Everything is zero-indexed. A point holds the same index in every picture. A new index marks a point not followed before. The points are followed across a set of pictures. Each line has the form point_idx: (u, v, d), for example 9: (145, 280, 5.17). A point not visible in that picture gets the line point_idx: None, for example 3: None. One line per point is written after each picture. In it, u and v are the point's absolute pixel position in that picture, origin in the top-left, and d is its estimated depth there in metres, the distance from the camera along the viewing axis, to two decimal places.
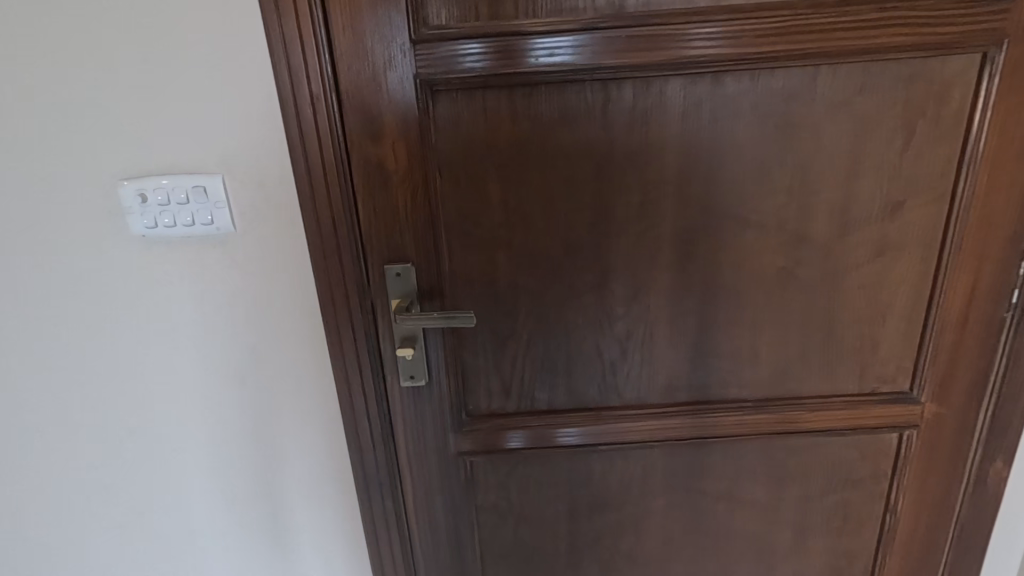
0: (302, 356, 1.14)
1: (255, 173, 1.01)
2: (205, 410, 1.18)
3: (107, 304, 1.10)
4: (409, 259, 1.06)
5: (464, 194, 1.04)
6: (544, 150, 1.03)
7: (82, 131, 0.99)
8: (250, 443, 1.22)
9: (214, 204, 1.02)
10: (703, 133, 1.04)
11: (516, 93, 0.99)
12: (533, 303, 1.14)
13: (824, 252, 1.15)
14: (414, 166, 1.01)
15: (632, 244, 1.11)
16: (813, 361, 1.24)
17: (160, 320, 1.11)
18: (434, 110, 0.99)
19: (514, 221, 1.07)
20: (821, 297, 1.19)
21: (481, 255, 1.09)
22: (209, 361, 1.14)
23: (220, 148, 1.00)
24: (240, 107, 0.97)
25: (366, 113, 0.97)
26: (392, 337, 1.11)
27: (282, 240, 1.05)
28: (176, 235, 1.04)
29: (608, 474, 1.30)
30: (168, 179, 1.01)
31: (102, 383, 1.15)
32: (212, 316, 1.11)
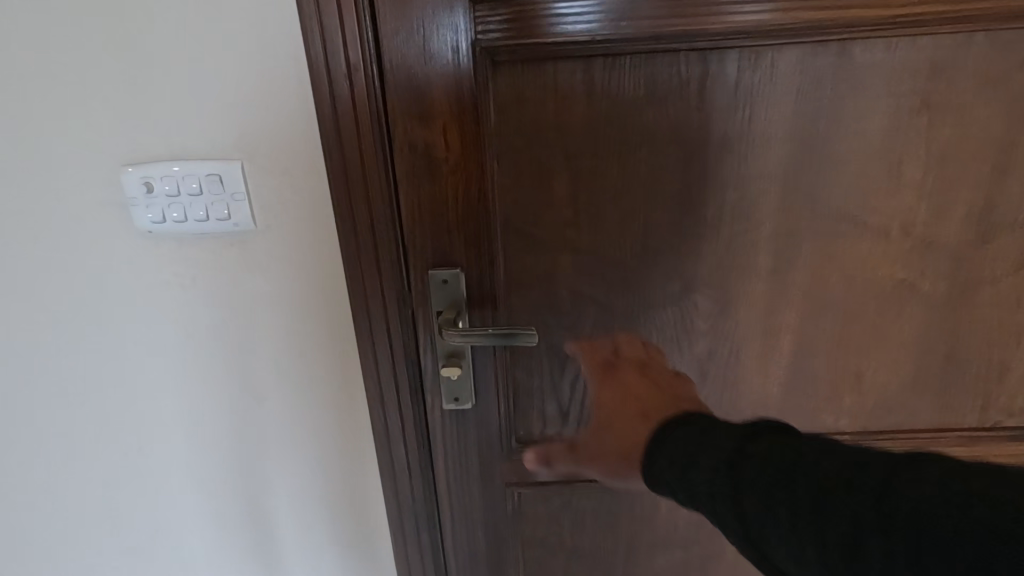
0: (331, 371, 0.99)
1: (280, 160, 0.84)
2: (223, 427, 1.05)
3: (110, 307, 0.95)
4: (458, 263, 0.90)
5: (526, 187, 0.87)
6: (625, 135, 0.85)
7: (77, 108, 0.83)
8: (272, 464, 1.08)
9: (231, 196, 0.86)
10: (820, 116, 0.85)
11: (594, 64, 0.81)
12: (600, 316, 0.96)
13: (954, 262, 0.95)
14: (468, 154, 0.84)
15: (721, 249, 0.93)
16: (925, 388, 1.05)
17: (170, 328, 0.97)
18: (495, 86, 0.81)
19: (583, 220, 0.90)
20: (943, 315, 0.99)
21: (542, 260, 0.92)
22: (227, 374, 1.00)
23: (239, 129, 0.83)
24: (261, 79, 0.80)
25: (414, 88, 0.80)
26: (436, 353, 0.95)
27: (311, 240, 0.89)
28: (187, 232, 0.88)
29: (674, 511, 1.13)
30: (179, 166, 0.84)
31: (107, 395, 1.02)
32: (230, 325, 0.96)
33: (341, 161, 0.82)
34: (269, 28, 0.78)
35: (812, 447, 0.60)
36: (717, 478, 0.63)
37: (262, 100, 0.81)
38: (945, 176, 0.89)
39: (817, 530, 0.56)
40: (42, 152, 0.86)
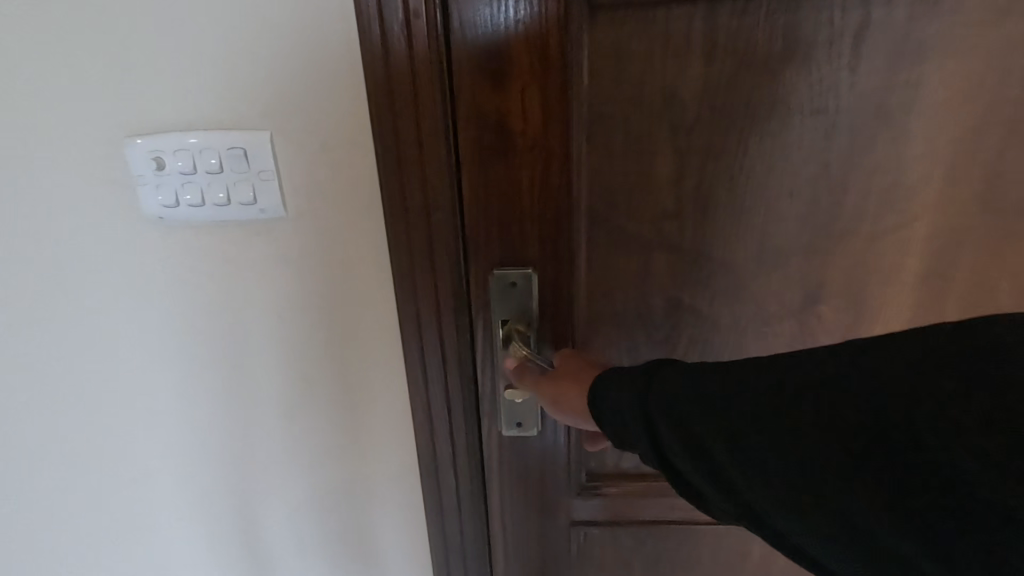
0: (371, 394, 0.82)
1: (319, 133, 0.68)
2: (240, 453, 0.87)
3: (106, 311, 0.78)
4: (529, 263, 0.73)
5: (617, 170, 0.70)
6: (751, 103, 0.66)
7: (70, 65, 0.67)
8: (297, 499, 0.90)
9: (257, 175, 0.69)
10: (1014, 76, 0.65)
11: (718, 9, 0.63)
12: (699, 329, 0.79)
13: None
14: (551, 126, 0.66)
15: (860, 250, 0.74)
16: None
17: (179, 336, 0.80)
18: (588, 38, 0.64)
19: (687, 212, 0.72)
20: None
21: (633, 259, 0.75)
22: (247, 392, 0.83)
23: (269, 92, 0.66)
24: (297, 27, 0.63)
25: (485, 40, 0.63)
26: (499, 371, 0.78)
27: (354, 232, 0.72)
28: (205, 219, 0.72)
29: (769, 561, 0.95)
30: (195, 136, 0.68)
31: (101, 415, 0.85)
32: (252, 333, 0.79)
33: (394, 134, 0.65)
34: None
35: (693, 367, 0.53)
36: (673, 398, 0.51)
37: (297, 54, 0.64)
38: None
39: (798, 444, 0.45)
40: (24, 120, 0.69)
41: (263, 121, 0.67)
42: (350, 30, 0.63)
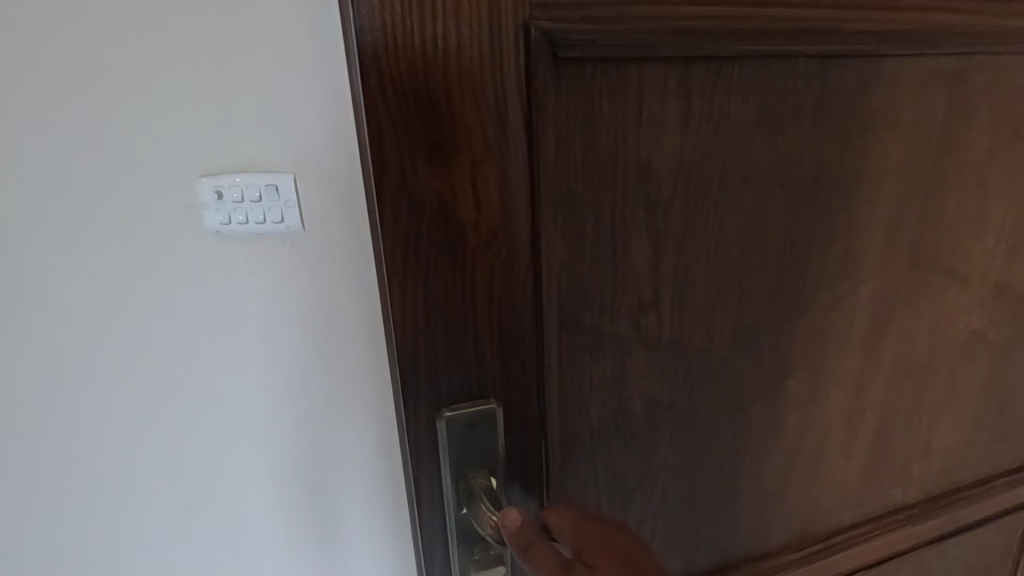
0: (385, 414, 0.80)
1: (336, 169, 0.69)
2: (312, 473, 0.82)
3: (162, 335, 0.74)
4: (491, 393, 0.53)
5: (589, 262, 0.55)
6: (727, 176, 0.58)
7: (77, 84, 0.64)
8: (375, 514, 0.85)
9: (289, 203, 0.69)
10: (930, 145, 0.68)
11: (695, 69, 0.53)
12: (681, 429, 0.68)
13: (1018, 303, 0.85)
14: (512, 210, 0.48)
15: (821, 318, 0.71)
16: (981, 442, 0.94)
17: (252, 354, 0.75)
18: (555, 100, 0.48)
19: (666, 302, 0.61)
20: (1005, 361, 0.89)
21: (606, 362, 0.60)
22: (320, 409, 0.79)
23: (289, 125, 0.67)
24: (316, 67, 0.65)
25: (422, 100, 0.43)
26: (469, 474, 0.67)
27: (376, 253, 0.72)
28: (268, 236, 0.71)
29: None
30: (242, 175, 0.67)
31: (144, 452, 0.79)
32: (329, 348, 0.76)
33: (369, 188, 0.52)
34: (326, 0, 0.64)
35: None
36: None
37: (314, 90, 0.66)
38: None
39: None
40: (24, 150, 0.66)
41: (287, 161, 0.68)
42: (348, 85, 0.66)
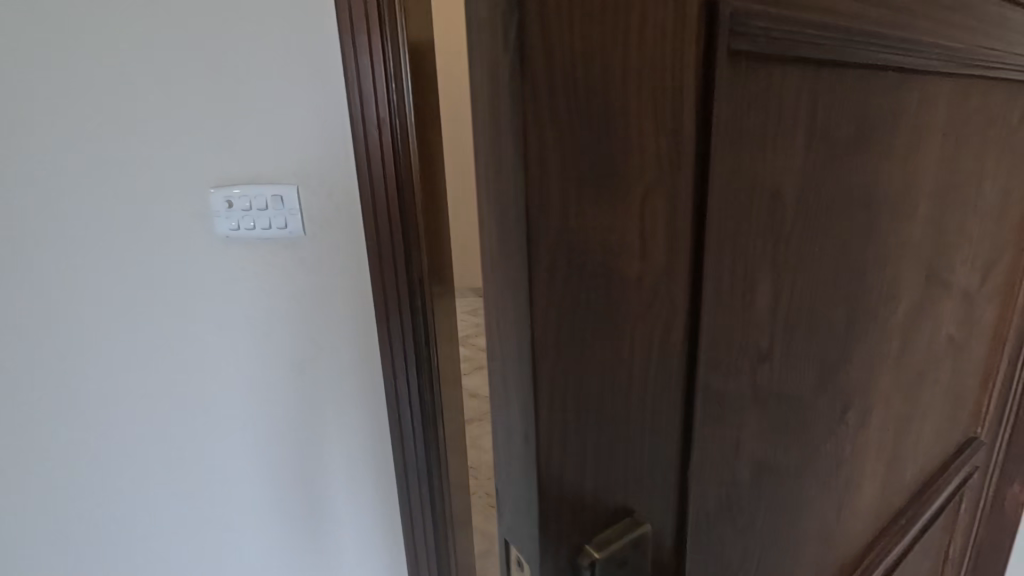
0: (352, 369, 0.99)
1: (320, 184, 0.89)
2: (297, 416, 1.02)
3: (192, 303, 0.97)
4: (639, 505, 0.39)
5: (729, 314, 0.43)
6: (831, 199, 0.51)
7: (139, 119, 0.89)
8: (349, 450, 1.04)
9: (291, 212, 0.90)
10: (947, 161, 0.69)
11: (822, 79, 0.45)
12: (777, 489, 0.59)
13: (971, 309, 0.94)
14: (677, 259, 0.35)
15: (876, 339, 0.68)
16: (940, 438, 1.02)
17: (246, 321, 0.97)
18: (728, 106, 0.36)
19: (779, 347, 0.51)
20: (958, 360, 0.98)
21: (730, 429, 0.48)
22: (310, 371, 1.00)
23: (283, 154, 0.88)
24: (302, 114, 0.86)
25: (599, 100, 0.28)
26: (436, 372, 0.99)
27: (345, 245, 0.91)
28: (270, 236, 0.92)
29: None
30: (248, 187, 0.90)
31: (169, 394, 1.03)
32: (317, 319, 0.96)
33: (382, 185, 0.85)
34: (336, 57, 0.83)
35: None
36: None
37: (304, 131, 0.86)
38: (982, 227, 0.87)
39: None
40: (103, 157, 0.92)
41: (292, 176, 0.89)
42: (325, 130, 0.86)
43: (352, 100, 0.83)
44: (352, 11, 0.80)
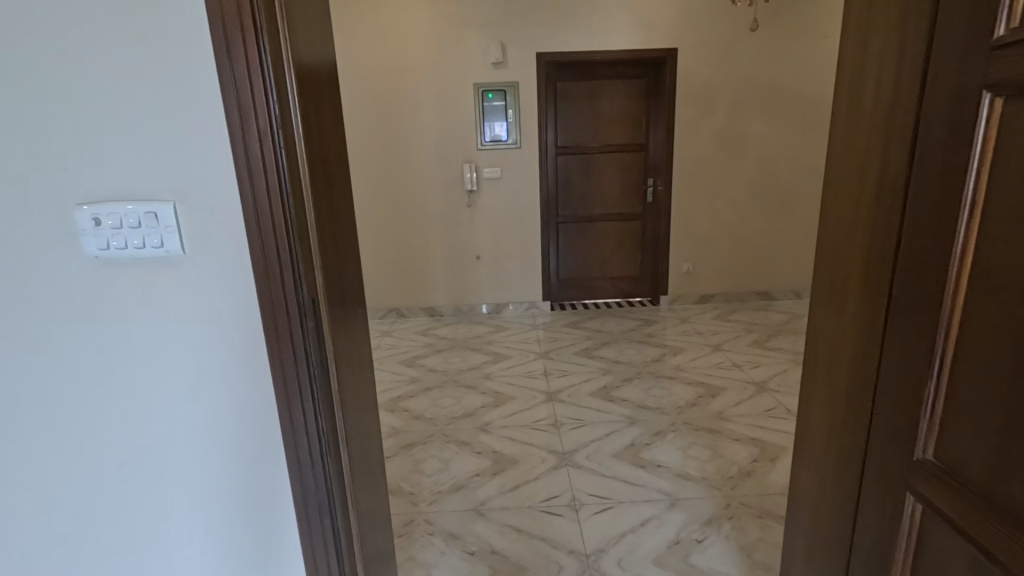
0: (252, 406, 0.82)
1: (205, 200, 0.74)
2: (188, 470, 0.84)
3: (52, 346, 0.79)
4: None
5: None
6: None
7: None
8: (257, 505, 0.87)
9: (167, 229, 0.74)
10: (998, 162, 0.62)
11: None
12: None
13: (835, 324, 0.98)
14: None
15: None
16: (821, 453, 1.04)
17: (122, 361, 0.80)
18: None
19: None
20: (829, 381, 1.00)
21: None
22: (202, 424, 0.83)
23: (161, 165, 0.73)
24: (181, 119, 0.71)
25: None
26: (340, 416, 0.88)
27: (238, 264, 0.76)
28: (147, 259, 0.76)
29: None
30: (116, 203, 0.73)
31: (30, 454, 0.83)
32: (206, 362, 0.80)
33: (268, 206, 0.73)
34: (209, 57, 0.69)
35: None
36: None
37: (185, 139, 0.72)
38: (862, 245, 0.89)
39: None
40: None
41: (170, 191, 0.73)
42: (215, 137, 0.72)
43: (226, 114, 0.70)
44: (223, 7, 0.67)
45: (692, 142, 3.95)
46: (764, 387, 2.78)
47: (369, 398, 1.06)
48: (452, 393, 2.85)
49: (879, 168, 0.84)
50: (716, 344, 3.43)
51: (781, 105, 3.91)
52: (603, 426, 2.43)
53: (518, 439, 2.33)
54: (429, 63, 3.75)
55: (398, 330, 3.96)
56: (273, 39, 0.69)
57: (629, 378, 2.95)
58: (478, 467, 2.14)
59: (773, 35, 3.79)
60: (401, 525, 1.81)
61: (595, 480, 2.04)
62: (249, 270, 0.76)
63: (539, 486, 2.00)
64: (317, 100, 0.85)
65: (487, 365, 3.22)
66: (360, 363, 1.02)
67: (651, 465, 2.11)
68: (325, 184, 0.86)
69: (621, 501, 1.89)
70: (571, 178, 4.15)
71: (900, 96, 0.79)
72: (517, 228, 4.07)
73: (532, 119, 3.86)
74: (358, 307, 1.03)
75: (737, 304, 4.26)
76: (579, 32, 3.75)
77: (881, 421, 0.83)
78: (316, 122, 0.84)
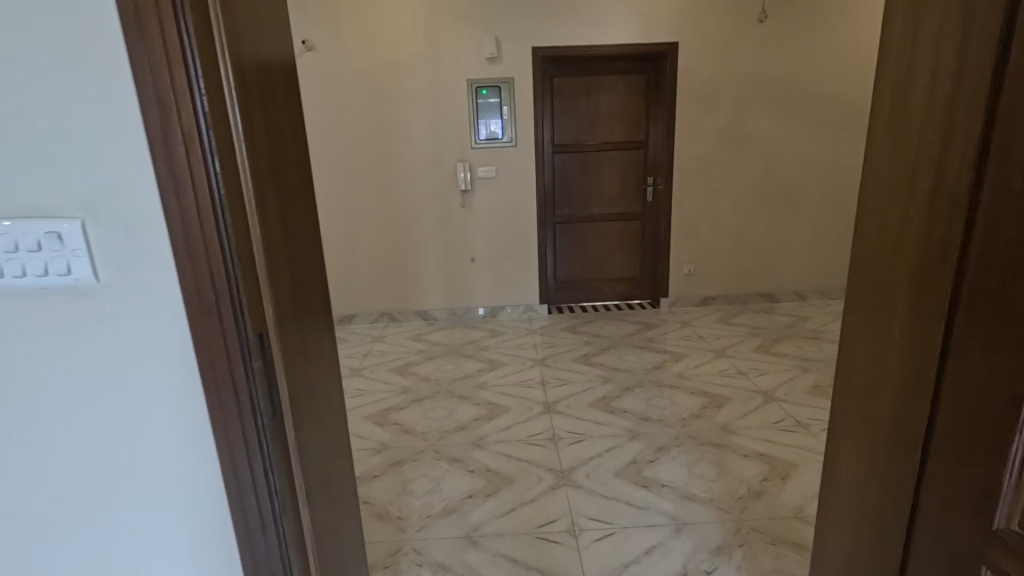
0: (189, 463, 0.68)
1: (121, 217, 0.60)
2: (114, 538, 0.70)
3: None
4: None
5: None
6: None
7: None
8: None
9: (75, 252, 0.60)
10: None
11: None
12: None
13: (874, 352, 0.85)
14: None
15: None
16: (857, 497, 0.91)
17: (25, 413, 0.65)
18: None
19: None
20: (868, 417, 0.87)
21: None
22: (127, 486, 0.68)
23: (64, 174, 0.59)
24: (86, 117, 0.57)
25: None
26: (298, 468, 0.74)
27: (164, 295, 0.62)
28: (53, 288, 0.62)
29: None
30: (10, 222, 0.60)
31: None
32: (129, 414, 0.66)
33: (200, 224, 0.59)
34: (116, 38, 0.55)
35: None
36: None
37: (93, 142, 0.58)
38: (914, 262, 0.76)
39: None
40: None
41: (77, 206, 0.59)
42: (129, 140, 0.58)
43: (144, 113, 0.56)
44: None
45: (694, 139, 3.82)
46: (771, 396, 2.66)
47: (338, 425, 0.98)
48: (445, 404, 2.72)
49: (938, 173, 0.71)
50: (720, 349, 3.31)
51: (786, 101, 3.78)
52: (604, 440, 2.30)
53: (514, 456, 2.21)
54: (421, 58, 3.61)
55: (390, 335, 3.83)
56: (200, 18, 0.55)
57: (630, 386, 2.82)
58: (471, 488, 2.01)
59: (778, 28, 3.66)
60: (388, 555, 1.69)
61: (596, 501, 1.91)
62: (179, 301, 0.62)
63: (536, 509, 1.87)
64: (268, 96, 0.71)
65: (482, 373, 3.09)
66: (325, 398, 0.89)
67: (655, 485, 1.98)
68: (278, 198, 0.72)
69: (624, 527, 1.77)
70: (568, 176, 4.02)
71: (972, 91, 0.65)
72: (513, 229, 3.93)
73: (528, 116, 3.72)
74: (322, 334, 0.90)
75: (739, 306, 4.14)
76: (577, 25, 3.60)
77: (948, 473, 0.70)
78: (265, 122, 0.70)
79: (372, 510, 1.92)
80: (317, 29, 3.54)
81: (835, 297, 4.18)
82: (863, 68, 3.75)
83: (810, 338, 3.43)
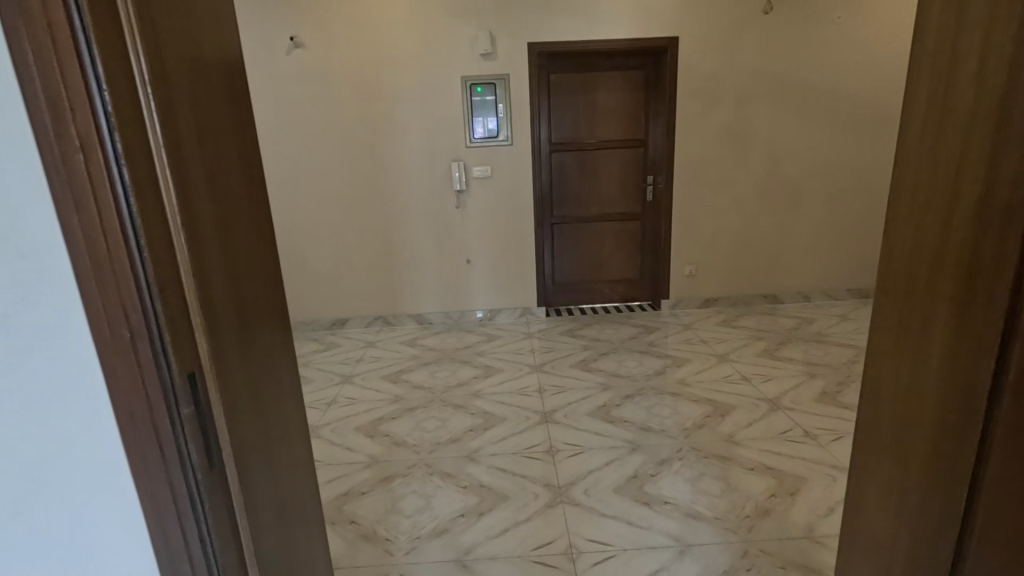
0: (108, 525, 0.57)
1: (9, 237, 0.49)
2: None
3: None
4: None
5: None
6: None
7: None
8: None
9: None
10: None
11: None
12: None
13: (912, 379, 0.75)
14: None
15: None
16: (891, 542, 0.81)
17: None
18: None
19: None
20: (904, 453, 0.77)
21: None
22: (31, 555, 0.57)
23: None
24: None
25: None
26: (242, 524, 0.64)
27: (67, 329, 0.51)
28: None
29: None
30: None
31: None
32: (30, 470, 0.55)
33: (105, 244, 0.48)
34: None
35: None
36: None
37: None
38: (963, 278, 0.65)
39: None
40: None
41: None
42: (14, 142, 0.47)
43: (30, 110, 0.46)
44: None
45: (695, 137, 3.71)
46: (777, 404, 2.55)
47: (302, 462, 0.87)
48: (438, 413, 2.62)
49: (992, 176, 0.60)
50: (723, 353, 3.21)
51: (790, 97, 3.67)
52: (604, 453, 2.20)
53: (510, 470, 2.11)
54: (413, 55, 3.50)
55: (384, 340, 3.73)
56: None
57: (631, 394, 2.72)
58: (464, 506, 1.92)
59: (781, 22, 3.54)
60: None
61: (595, 520, 1.81)
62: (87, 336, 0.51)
63: (532, 530, 1.77)
64: (202, 94, 0.61)
65: (478, 380, 2.99)
66: (282, 435, 0.79)
67: (657, 502, 1.88)
68: (217, 210, 0.62)
69: (625, 549, 1.67)
70: (566, 176, 3.91)
71: None
72: (509, 230, 3.83)
73: (524, 114, 3.61)
74: (278, 362, 0.80)
75: (742, 308, 4.04)
76: (574, 19, 3.49)
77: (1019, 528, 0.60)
78: (197, 124, 0.59)
79: (358, 531, 1.82)
80: (306, 26, 3.43)
81: (840, 298, 4.07)
82: (869, 62, 3.64)
83: (815, 341, 3.33)
